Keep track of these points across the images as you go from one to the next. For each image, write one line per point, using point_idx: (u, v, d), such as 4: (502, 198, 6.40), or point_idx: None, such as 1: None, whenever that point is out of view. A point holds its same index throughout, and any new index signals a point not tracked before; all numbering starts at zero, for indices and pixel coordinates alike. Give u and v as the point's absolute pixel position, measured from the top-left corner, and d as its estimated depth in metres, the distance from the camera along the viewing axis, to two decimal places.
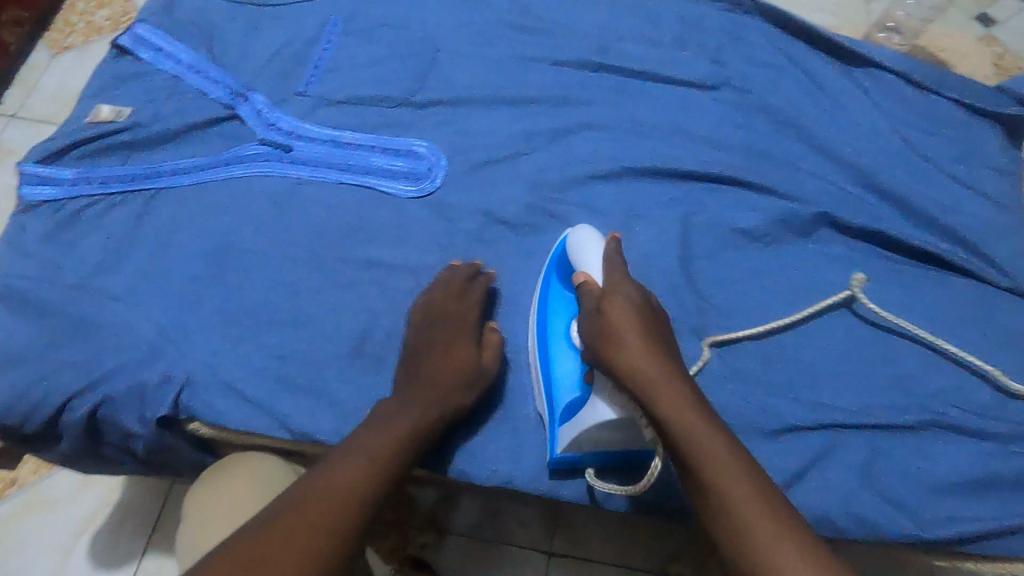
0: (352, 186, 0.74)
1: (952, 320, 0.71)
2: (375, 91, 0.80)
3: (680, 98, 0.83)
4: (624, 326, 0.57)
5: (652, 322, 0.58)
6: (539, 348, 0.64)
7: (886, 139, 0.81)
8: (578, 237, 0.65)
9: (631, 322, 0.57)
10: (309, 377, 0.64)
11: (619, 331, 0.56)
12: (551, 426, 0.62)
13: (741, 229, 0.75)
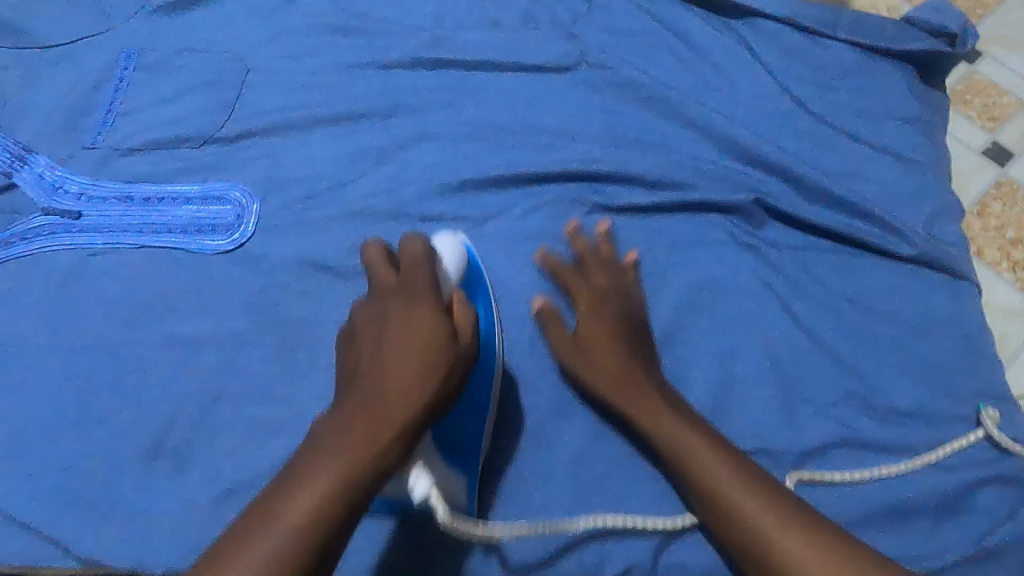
0: (150, 250, 0.64)
1: (855, 311, 0.60)
2: (175, 131, 0.70)
3: (528, 88, 0.71)
4: (383, 365, 0.45)
5: (429, 338, 0.45)
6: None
7: (772, 103, 0.69)
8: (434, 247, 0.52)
9: (385, 349, 0.45)
10: (103, 489, 0.56)
11: (369, 367, 0.45)
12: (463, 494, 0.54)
13: (602, 238, 0.64)
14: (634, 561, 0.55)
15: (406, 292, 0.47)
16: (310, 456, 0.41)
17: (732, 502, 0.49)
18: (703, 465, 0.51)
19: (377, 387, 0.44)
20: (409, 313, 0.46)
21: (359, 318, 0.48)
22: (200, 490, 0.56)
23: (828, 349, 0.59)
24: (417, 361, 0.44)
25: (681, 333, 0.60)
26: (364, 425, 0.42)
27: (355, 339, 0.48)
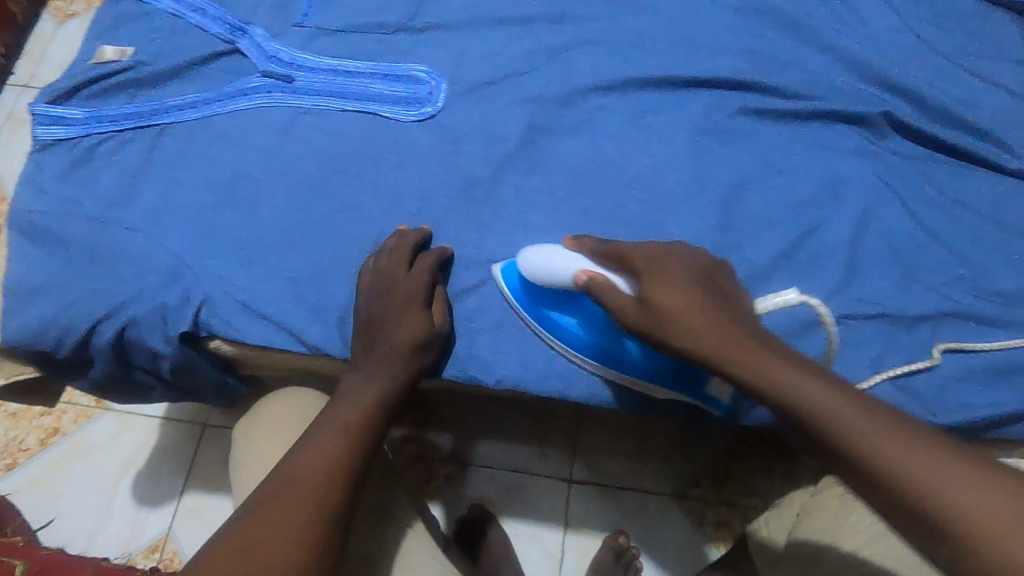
0: (355, 114, 0.75)
1: (965, 211, 0.69)
2: (371, 19, 0.79)
3: (682, 8, 0.80)
4: (404, 304, 0.62)
5: (706, 283, 0.56)
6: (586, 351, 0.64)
7: (900, 37, 0.77)
8: (524, 262, 0.64)
9: (677, 295, 0.54)
10: (323, 295, 0.66)
11: (671, 314, 0.54)
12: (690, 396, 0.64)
13: (746, 138, 0.73)
14: None
15: (643, 250, 0.58)
16: (366, 375, 0.61)
17: (891, 470, 0.44)
18: (869, 428, 0.45)
19: (733, 343, 0.52)
20: (633, 274, 0.58)
21: (611, 284, 0.58)
22: None
23: (941, 239, 0.68)
24: (718, 314, 0.53)
25: (814, 217, 0.70)
26: (743, 367, 0.51)
27: (626, 302, 0.56)
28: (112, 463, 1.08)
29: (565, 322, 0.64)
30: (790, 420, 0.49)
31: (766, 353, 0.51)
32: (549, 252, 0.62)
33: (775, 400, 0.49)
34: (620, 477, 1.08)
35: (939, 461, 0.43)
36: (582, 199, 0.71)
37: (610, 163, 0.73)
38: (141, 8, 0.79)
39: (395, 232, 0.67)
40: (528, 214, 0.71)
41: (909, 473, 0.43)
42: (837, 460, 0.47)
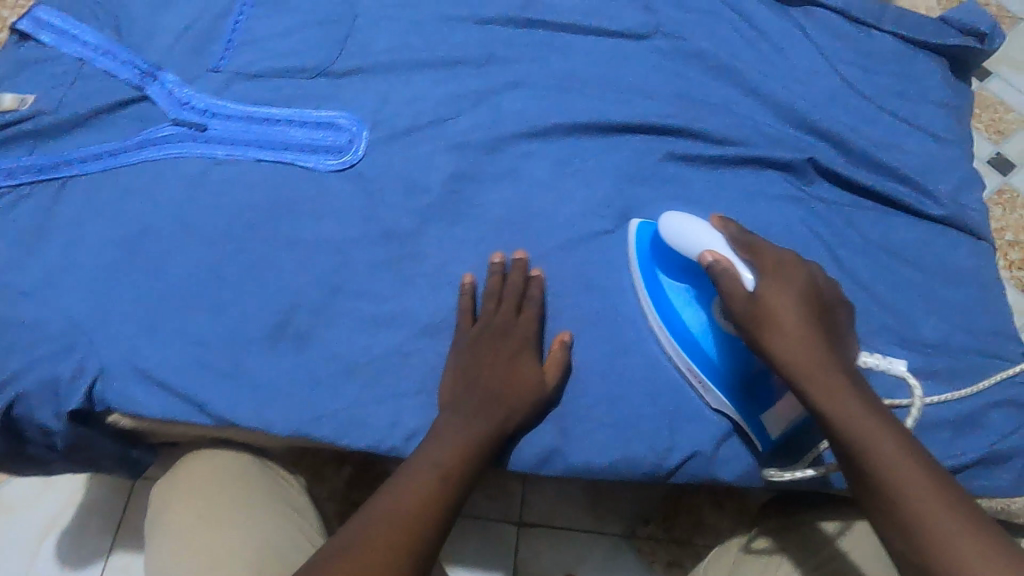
0: (272, 164, 0.72)
1: (890, 258, 0.69)
2: (290, 63, 0.77)
3: (610, 51, 0.79)
4: (518, 351, 0.63)
5: (819, 303, 0.56)
6: (681, 341, 0.64)
7: (826, 81, 0.78)
8: (665, 222, 0.63)
9: (790, 308, 0.55)
10: (232, 360, 0.63)
11: (778, 321, 0.54)
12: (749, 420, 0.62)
13: (676, 184, 0.72)
14: (697, 448, 0.63)
15: (778, 255, 0.58)
16: (460, 414, 0.60)
17: (916, 518, 0.48)
18: (914, 484, 0.49)
19: (818, 362, 0.53)
20: (755, 260, 0.58)
21: (735, 273, 0.57)
22: (318, 367, 0.63)
23: (868, 287, 0.68)
24: (820, 337, 0.55)
25: None
26: (817, 392, 0.53)
27: (739, 294, 0.56)
28: (33, 523, 1.01)
29: (678, 294, 0.65)
30: (842, 446, 0.52)
31: (848, 390, 0.53)
32: (685, 220, 0.62)
33: (836, 426, 0.52)
34: (570, 518, 1.05)
35: (974, 537, 0.46)
36: (506, 251, 0.69)
37: (536, 213, 0.71)
38: (44, 52, 0.75)
39: (495, 266, 0.66)
40: (451, 268, 0.68)
41: (932, 528, 0.47)
42: (875, 502, 0.50)
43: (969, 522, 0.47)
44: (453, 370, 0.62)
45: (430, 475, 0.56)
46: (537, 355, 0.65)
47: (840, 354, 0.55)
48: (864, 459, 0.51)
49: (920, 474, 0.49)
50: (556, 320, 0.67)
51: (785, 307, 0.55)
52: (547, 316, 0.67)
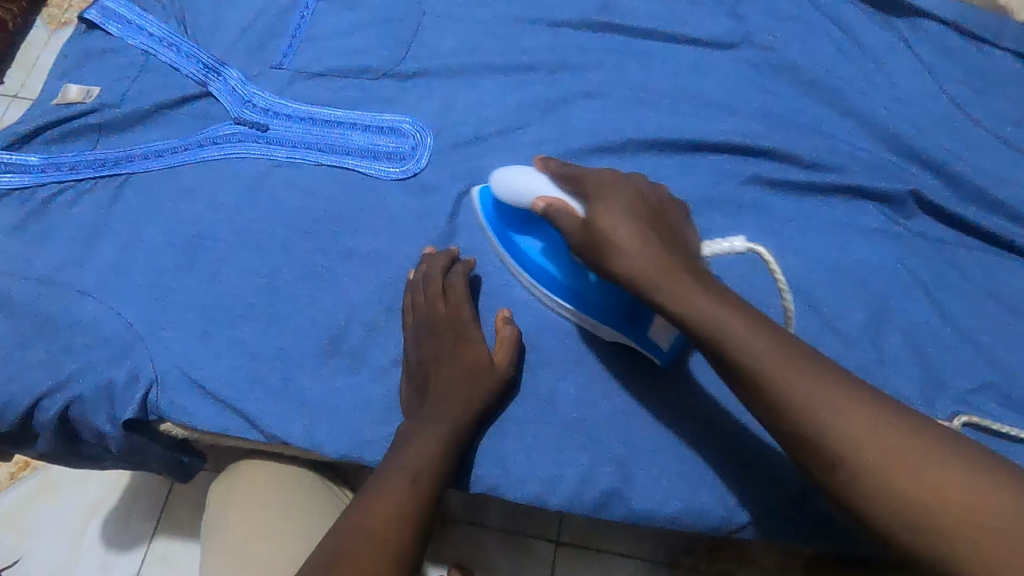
0: (332, 169, 0.69)
1: (1000, 307, 0.63)
2: (355, 63, 0.74)
3: (691, 61, 0.73)
4: (457, 336, 0.59)
5: (652, 218, 0.51)
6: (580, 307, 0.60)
7: (933, 103, 0.70)
8: (501, 172, 0.57)
9: (643, 251, 0.48)
10: (285, 376, 0.61)
11: (654, 285, 0.48)
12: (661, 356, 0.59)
13: (757, 212, 0.67)
14: (773, 507, 0.57)
15: (600, 174, 0.53)
16: (422, 416, 0.56)
17: (843, 459, 0.42)
18: (830, 414, 0.42)
19: (671, 281, 0.47)
20: (600, 183, 0.52)
21: (567, 211, 0.52)
22: (372, 388, 0.61)
23: (972, 339, 0.61)
24: (677, 262, 0.48)
25: (829, 307, 0.63)
26: (705, 331, 0.46)
27: (574, 225, 0.51)
28: (78, 503, 0.99)
29: (528, 248, 0.61)
30: (781, 423, 0.44)
31: (784, 347, 0.45)
32: (514, 175, 0.56)
33: (779, 401, 0.44)
34: (611, 541, 1.00)
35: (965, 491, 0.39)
36: None
37: None
38: (111, 43, 0.74)
39: (428, 256, 0.63)
40: (515, 290, 0.65)
41: (916, 503, 0.39)
42: (796, 454, 0.44)
43: (898, 445, 0.41)
44: (414, 363, 0.59)
45: (399, 479, 0.52)
46: (601, 390, 0.61)
47: (693, 265, 0.49)
48: (779, 409, 0.44)
49: (890, 439, 0.41)
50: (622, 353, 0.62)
51: (617, 224, 0.49)
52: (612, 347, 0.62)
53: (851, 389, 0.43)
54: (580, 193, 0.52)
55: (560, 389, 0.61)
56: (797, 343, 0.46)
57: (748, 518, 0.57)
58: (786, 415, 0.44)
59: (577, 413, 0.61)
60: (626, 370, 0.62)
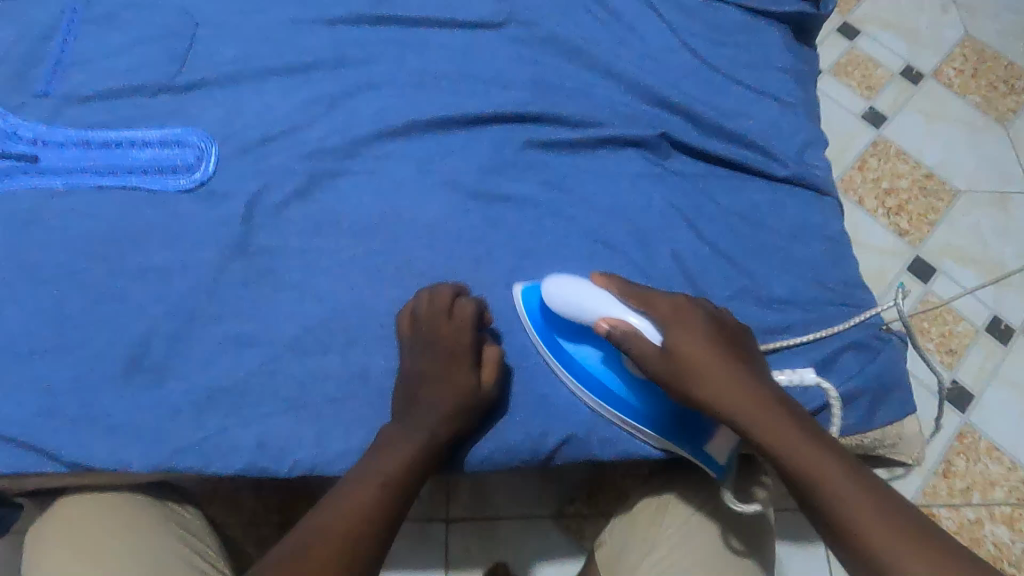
0: (113, 190, 0.68)
1: (744, 222, 0.73)
2: (127, 80, 0.72)
3: (465, 42, 0.78)
4: (450, 360, 0.61)
5: (729, 343, 0.58)
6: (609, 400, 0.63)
7: (677, 56, 0.80)
8: (554, 292, 0.60)
9: (713, 361, 0.56)
10: (86, 402, 0.60)
11: (702, 370, 0.55)
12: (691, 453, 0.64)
13: (537, 171, 0.73)
14: (572, 429, 0.64)
15: (677, 301, 0.59)
16: (405, 425, 0.60)
17: (858, 531, 0.49)
18: (844, 497, 0.50)
19: (750, 405, 0.54)
20: (682, 318, 0.58)
21: (632, 330, 0.57)
22: (178, 396, 0.61)
23: (724, 252, 0.71)
24: (758, 389, 0.55)
25: (606, 246, 0.71)
26: (779, 452, 0.53)
27: (650, 352, 0.57)
28: None
29: (577, 355, 0.63)
30: (791, 480, 0.53)
31: (778, 413, 0.54)
32: (575, 288, 0.59)
33: (788, 470, 0.52)
34: (500, 506, 1.02)
35: (917, 544, 0.48)
36: (372, 254, 0.68)
37: (400, 213, 0.70)
38: None
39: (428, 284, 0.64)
40: (316, 278, 0.66)
41: (878, 535, 0.49)
42: (823, 530, 0.52)
43: (898, 517, 0.49)
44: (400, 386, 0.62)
45: (371, 483, 0.56)
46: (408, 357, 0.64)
47: (769, 384, 0.56)
48: (804, 493, 0.52)
49: (867, 495, 0.50)
50: None
51: (688, 346, 0.56)
52: None
53: (849, 463, 0.52)
54: (675, 320, 0.57)
55: (369, 363, 0.64)
56: (819, 432, 0.54)
57: (553, 444, 0.64)
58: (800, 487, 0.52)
59: (387, 382, 0.63)
60: None
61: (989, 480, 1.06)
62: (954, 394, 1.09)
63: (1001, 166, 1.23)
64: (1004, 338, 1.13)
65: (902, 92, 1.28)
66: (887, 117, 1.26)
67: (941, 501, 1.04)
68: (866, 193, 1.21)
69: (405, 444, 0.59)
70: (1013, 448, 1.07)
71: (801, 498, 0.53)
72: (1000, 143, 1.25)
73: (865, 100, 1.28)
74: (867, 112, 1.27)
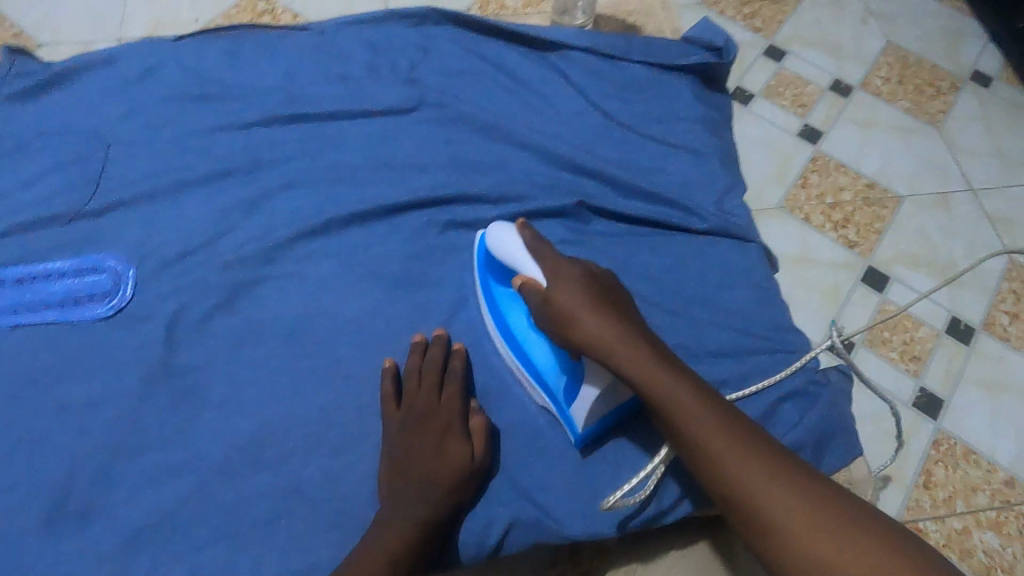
0: (31, 329, 0.67)
1: (670, 279, 0.73)
2: (38, 212, 0.72)
3: (377, 130, 0.79)
4: (443, 433, 0.63)
5: (606, 296, 0.60)
6: (506, 340, 0.67)
7: (589, 119, 0.81)
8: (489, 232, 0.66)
9: (589, 310, 0.58)
10: (11, 558, 0.59)
11: (572, 315, 0.58)
12: (558, 410, 0.65)
13: (460, 252, 0.74)
14: (515, 516, 0.63)
15: (556, 258, 0.62)
16: (401, 504, 0.59)
17: (718, 461, 0.53)
18: (708, 430, 0.54)
19: (627, 347, 0.57)
20: (563, 273, 0.60)
21: (534, 288, 0.61)
22: (104, 541, 0.60)
23: (654, 313, 0.71)
24: (635, 334, 0.58)
25: None
26: (652, 394, 0.56)
27: (539, 307, 0.61)
28: None
29: (504, 296, 0.68)
30: (661, 415, 0.56)
31: (654, 361, 0.57)
32: (501, 232, 0.65)
33: (662, 409, 0.56)
34: None
35: (763, 475, 0.52)
36: (297, 361, 0.67)
37: (323, 312, 0.69)
38: None
39: (417, 345, 0.67)
40: (242, 394, 0.65)
41: (732, 470, 0.53)
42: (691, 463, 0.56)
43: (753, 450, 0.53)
44: (387, 466, 0.61)
45: (376, 563, 0.56)
46: (342, 465, 0.63)
47: (647, 333, 0.59)
48: (679, 430, 0.56)
49: (727, 432, 0.54)
50: (358, 420, 0.65)
51: (559, 297, 0.59)
52: (346, 419, 0.65)
53: (716, 401, 0.56)
54: (558, 274, 0.60)
55: (302, 478, 0.62)
56: (689, 372, 0.58)
57: (495, 535, 0.62)
58: (674, 423, 0.56)
59: (323, 495, 0.62)
60: (365, 439, 0.64)
61: (972, 486, 1.02)
62: (923, 401, 1.07)
63: (936, 167, 1.25)
64: (964, 339, 1.12)
65: (834, 106, 1.30)
66: (824, 133, 1.27)
67: (927, 515, 0.99)
68: (814, 210, 1.20)
69: (405, 521, 0.58)
70: (990, 448, 1.04)
71: (670, 431, 0.56)
72: (931, 146, 1.27)
73: (800, 117, 1.28)
74: (803, 130, 1.27)
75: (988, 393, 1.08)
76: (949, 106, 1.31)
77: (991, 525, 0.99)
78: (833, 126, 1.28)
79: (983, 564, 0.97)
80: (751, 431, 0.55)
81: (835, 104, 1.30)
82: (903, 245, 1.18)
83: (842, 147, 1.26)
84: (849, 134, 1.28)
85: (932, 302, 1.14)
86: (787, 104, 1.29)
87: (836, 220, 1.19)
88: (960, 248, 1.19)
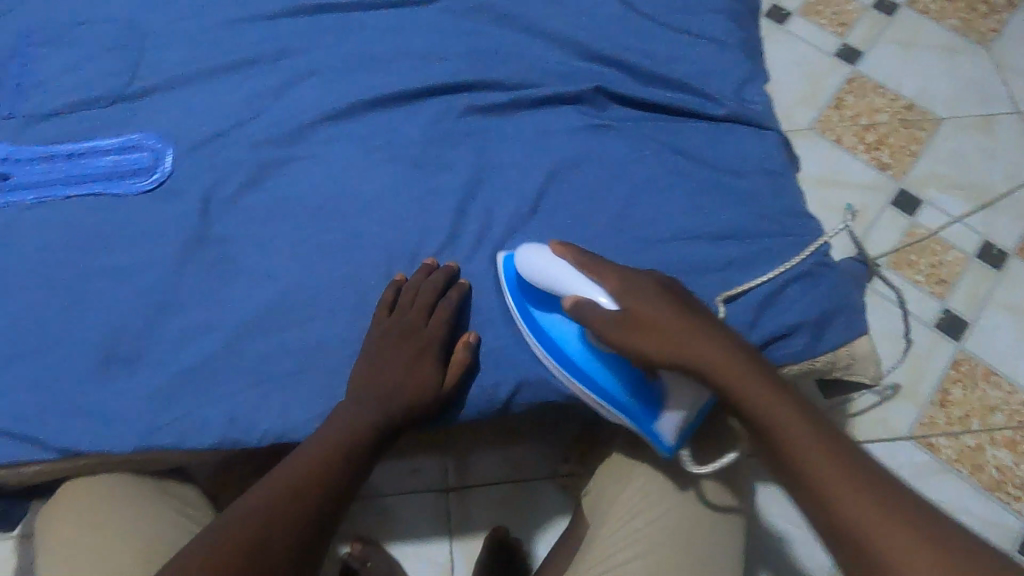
0: (80, 199, 0.73)
1: (684, 165, 0.74)
2: (82, 94, 0.77)
3: (399, 22, 0.80)
4: (420, 352, 0.65)
5: (681, 300, 0.59)
6: (568, 369, 0.65)
7: (611, 10, 0.81)
8: (524, 259, 0.64)
9: (672, 318, 0.57)
10: (72, 395, 0.66)
11: (657, 322, 0.57)
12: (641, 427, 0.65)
13: (477, 138, 0.75)
14: (523, 375, 0.67)
15: (626, 271, 0.61)
16: (364, 409, 0.63)
17: (814, 472, 0.51)
18: (806, 441, 0.52)
19: (714, 350, 0.56)
20: (639, 277, 0.60)
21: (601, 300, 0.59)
22: (152, 383, 0.66)
23: (666, 198, 0.72)
24: (721, 337, 0.57)
25: (548, 203, 0.73)
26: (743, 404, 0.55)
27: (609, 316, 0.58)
28: None
29: (551, 327, 0.65)
30: (753, 424, 0.55)
31: (744, 365, 0.55)
32: (534, 262, 0.63)
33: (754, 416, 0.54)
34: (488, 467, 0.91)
35: (860, 489, 0.49)
36: (322, 234, 0.71)
37: (347, 191, 0.73)
38: None
39: (427, 266, 0.69)
40: (272, 261, 0.70)
41: (829, 483, 0.50)
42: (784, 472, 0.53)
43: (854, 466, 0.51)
44: (360, 375, 0.64)
45: (331, 453, 0.60)
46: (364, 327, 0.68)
47: (729, 334, 0.58)
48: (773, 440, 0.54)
49: (822, 447, 0.52)
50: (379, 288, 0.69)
51: (643, 303, 0.58)
52: (368, 286, 0.69)
53: (811, 413, 0.55)
54: (632, 285, 0.59)
55: (327, 336, 0.67)
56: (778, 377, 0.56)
57: (505, 392, 0.67)
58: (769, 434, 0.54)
59: (345, 352, 0.67)
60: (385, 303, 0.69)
61: (989, 406, 1.02)
62: (946, 320, 1.06)
63: (981, 86, 1.20)
64: (996, 263, 1.09)
65: (874, 20, 1.24)
66: (863, 50, 1.22)
67: (940, 430, 1.00)
68: (844, 126, 1.17)
69: (364, 427, 0.62)
70: (1012, 369, 1.03)
71: (764, 446, 0.55)
72: (977, 64, 1.21)
73: (837, 32, 1.23)
74: (840, 49, 1.23)
75: (1014, 314, 1.06)
76: (1002, 22, 1.24)
77: (1004, 442, 0.99)
78: (872, 41, 1.23)
79: (992, 479, 0.98)
80: (842, 442, 0.53)
81: (875, 19, 1.24)
82: (938, 165, 1.15)
83: (880, 64, 1.21)
84: (889, 50, 1.23)
85: (964, 224, 1.11)
86: (824, 19, 1.24)
87: (867, 137, 1.16)
88: (1000, 169, 1.14)
